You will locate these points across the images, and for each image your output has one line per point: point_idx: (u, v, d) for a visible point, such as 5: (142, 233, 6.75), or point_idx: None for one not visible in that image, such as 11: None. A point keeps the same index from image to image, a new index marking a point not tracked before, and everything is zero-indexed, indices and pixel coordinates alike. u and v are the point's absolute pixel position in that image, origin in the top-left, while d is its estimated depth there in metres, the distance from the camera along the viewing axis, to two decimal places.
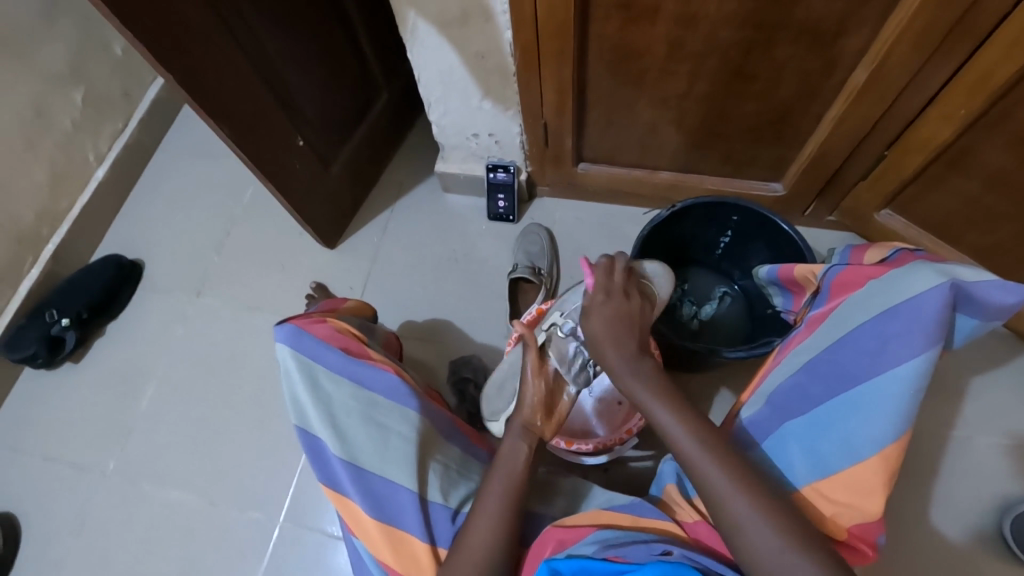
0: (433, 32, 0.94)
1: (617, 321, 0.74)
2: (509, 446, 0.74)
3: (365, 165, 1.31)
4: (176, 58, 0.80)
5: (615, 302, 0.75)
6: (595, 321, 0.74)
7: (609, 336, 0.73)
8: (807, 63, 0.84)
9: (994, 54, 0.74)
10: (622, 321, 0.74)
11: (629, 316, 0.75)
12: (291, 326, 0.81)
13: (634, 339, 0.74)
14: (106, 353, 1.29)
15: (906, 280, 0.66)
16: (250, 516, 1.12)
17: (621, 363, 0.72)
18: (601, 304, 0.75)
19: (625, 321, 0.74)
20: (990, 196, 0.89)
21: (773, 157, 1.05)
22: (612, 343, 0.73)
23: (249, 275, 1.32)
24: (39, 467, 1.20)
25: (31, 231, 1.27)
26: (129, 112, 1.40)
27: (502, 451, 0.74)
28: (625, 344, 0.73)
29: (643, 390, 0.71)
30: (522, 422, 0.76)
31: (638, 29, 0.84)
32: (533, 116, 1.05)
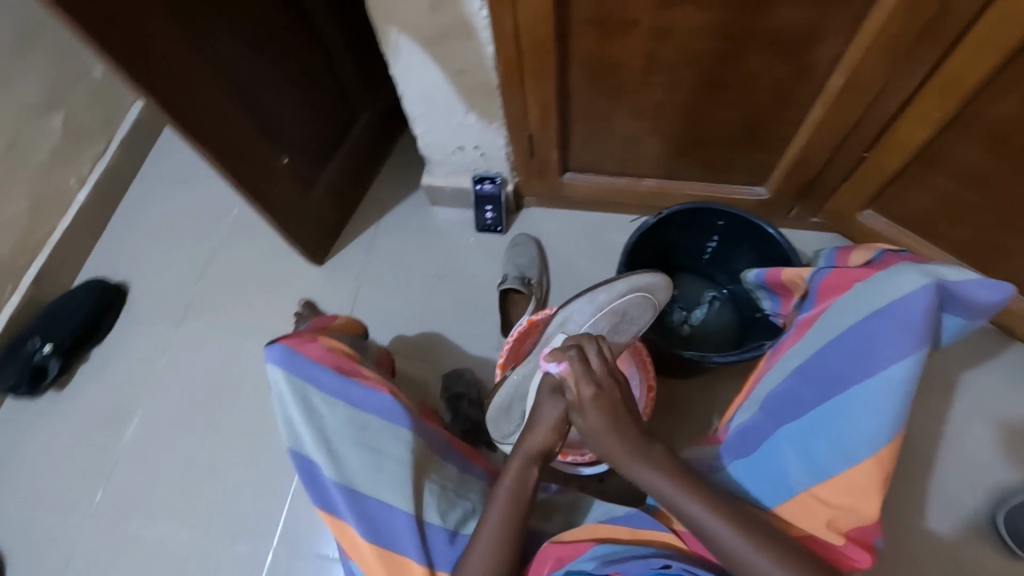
0: (414, 49, 0.94)
1: (611, 414, 0.66)
2: (516, 471, 0.70)
3: (351, 182, 1.30)
4: (156, 84, 0.80)
5: (604, 393, 0.66)
6: (590, 418, 0.66)
7: (609, 429, 0.66)
8: (784, 71, 0.86)
9: (962, 58, 0.75)
10: (615, 412, 0.66)
11: (615, 405, 0.66)
12: (282, 346, 0.79)
13: (637, 426, 0.67)
14: (91, 380, 1.26)
15: (891, 281, 0.66)
16: (244, 542, 1.10)
17: (624, 458, 0.66)
18: (593, 400, 0.65)
19: (618, 409, 0.66)
20: (968, 195, 0.91)
21: (757, 162, 1.05)
22: (612, 443, 0.66)
23: (237, 295, 1.31)
24: (24, 500, 1.17)
25: (12, 259, 1.25)
26: (110, 135, 1.39)
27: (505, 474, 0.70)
28: (626, 432, 0.66)
29: (653, 474, 0.66)
30: (537, 446, 0.70)
31: (617, 43, 0.85)
32: (517, 129, 1.05)
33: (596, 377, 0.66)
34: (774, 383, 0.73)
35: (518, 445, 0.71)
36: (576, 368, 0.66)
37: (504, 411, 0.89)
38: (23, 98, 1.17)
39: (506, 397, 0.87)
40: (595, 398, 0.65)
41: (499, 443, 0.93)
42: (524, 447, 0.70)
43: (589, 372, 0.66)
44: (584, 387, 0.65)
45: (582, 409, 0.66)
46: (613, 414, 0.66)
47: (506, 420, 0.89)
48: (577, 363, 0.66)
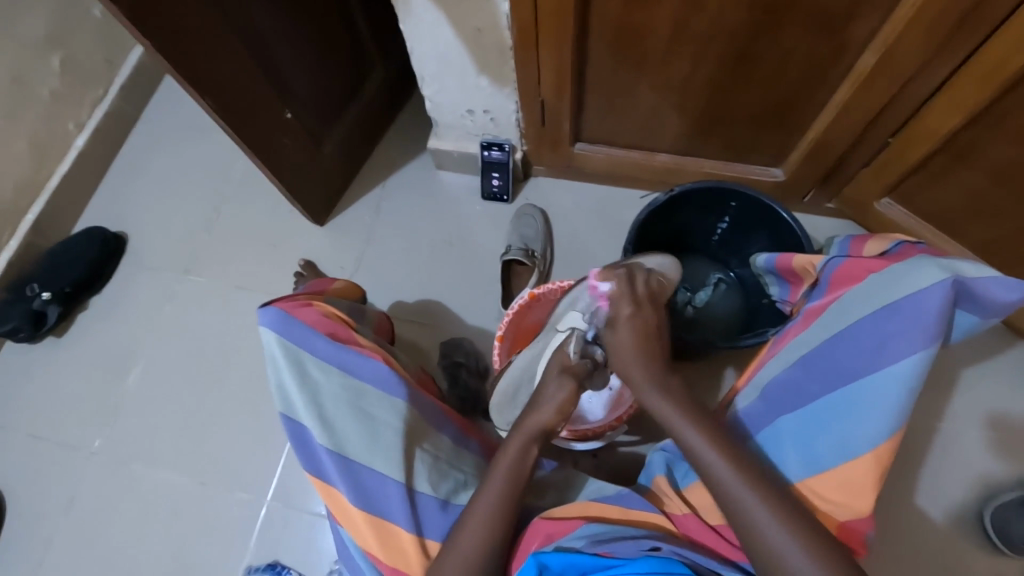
0: (427, 5, 0.90)
1: (644, 334, 0.69)
2: (517, 448, 0.69)
3: (356, 141, 1.27)
4: (156, 29, 0.76)
5: (642, 311, 0.70)
6: (622, 332, 0.69)
7: (635, 348, 0.68)
8: (815, 49, 0.81)
9: (1006, 42, 0.71)
10: (647, 334, 0.69)
11: (650, 329, 0.69)
12: (276, 311, 0.78)
13: (659, 357, 0.69)
14: (90, 329, 1.26)
15: (909, 275, 0.64)
16: (239, 496, 1.11)
17: (643, 381, 0.67)
18: (630, 318, 0.69)
19: (650, 330, 0.69)
20: (992, 190, 0.88)
21: (777, 142, 1.02)
22: (635, 364, 0.67)
23: (237, 252, 1.29)
24: (23, 442, 1.18)
25: (10, 203, 1.23)
26: (110, 79, 1.34)
27: (507, 449, 0.69)
28: (654, 360, 0.68)
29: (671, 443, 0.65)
30: (540, 425, 0.69)
31: (641, 8, 0.80)
32: (531, 96, 1.01)
33: (636, 295, 0.71)
34: (776, 372, 0.71)
35: (522, 423, 0.70)
36: (621, 287, 0.71)
37: (509, 397, 0.88)
38: (19, 35, 1.13)
39: (512, 381, 0.86)
40: (631, 316, 0.69)
41: (499, 429, 0.94)
42: (527, 425, 0.69)
43: (631, 293, 0.71)
44: (622, 319, 0.69)
45: (616, 322, 0.70)
46: (640, 333, 0.68)
47: (511, 405, 0.88)
48: (622, 283, 0.72)
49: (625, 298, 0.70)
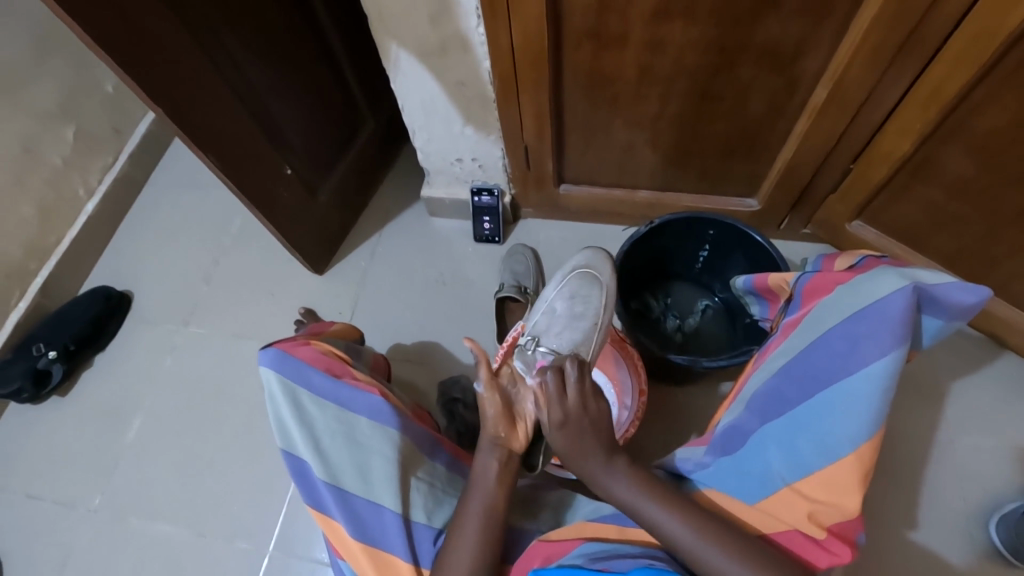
0: (414, 62, 0.98)
1: (577, 440, 0.71)
2: (483, 461, 0.75)
3: (353, 193, 1.34)
4: (166, 96, 0.84)
5: (570, 422, 0.71)
6: (556, 437, 0.72)
7: (574, 452, 0.71)
8: (769, 84, 0.89)
9: (941, 71, 0.78)
10: (582, 438, 0.71)
11: (584, 431, 0.71)
12: (274, 350, 0.81)
13: (601, 445, 0.71)
14: (92, 385, 1.28)
15: (873, 284, 0.68)
16: (239, 547, 1.10)
17: (595, 466, 0.70)
18: (559, 429, 0.71)
19: (584, 435, 0.71)
20: (950, 204, 0.94)
21: (747, 173, 1.09)
22: (580, 456, 0.71)
23: (238, 303, 1.33)
24: (22, 504, 1.18)
25: (19, 265, 1.28)
26: (119, 147, 1.43)
27: (474, 469, 0.74)
28: (592, 453, 0.71)
29: (625, 489, 0.69)
30: (490, 438, 0.76)
31: (608, 56, 0.88)
32: (514, 141, 1.09)
33: (566, 407, 0.71)
34: (760, 384, 0.75)
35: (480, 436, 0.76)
36: (551, 396, 0.72)
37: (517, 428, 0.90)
38: (37, 110, 1.22)
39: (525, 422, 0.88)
40: (558, 428, 0.71)
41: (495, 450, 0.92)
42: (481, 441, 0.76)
43: (561, 398, 0.72)
44: (553, 412, 0.72)
45: (548, 432, 0.72)
46: (575, 443, 0.71)
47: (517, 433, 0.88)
48: (552, 390, 0.72)
49: (552, 411, 0.71)
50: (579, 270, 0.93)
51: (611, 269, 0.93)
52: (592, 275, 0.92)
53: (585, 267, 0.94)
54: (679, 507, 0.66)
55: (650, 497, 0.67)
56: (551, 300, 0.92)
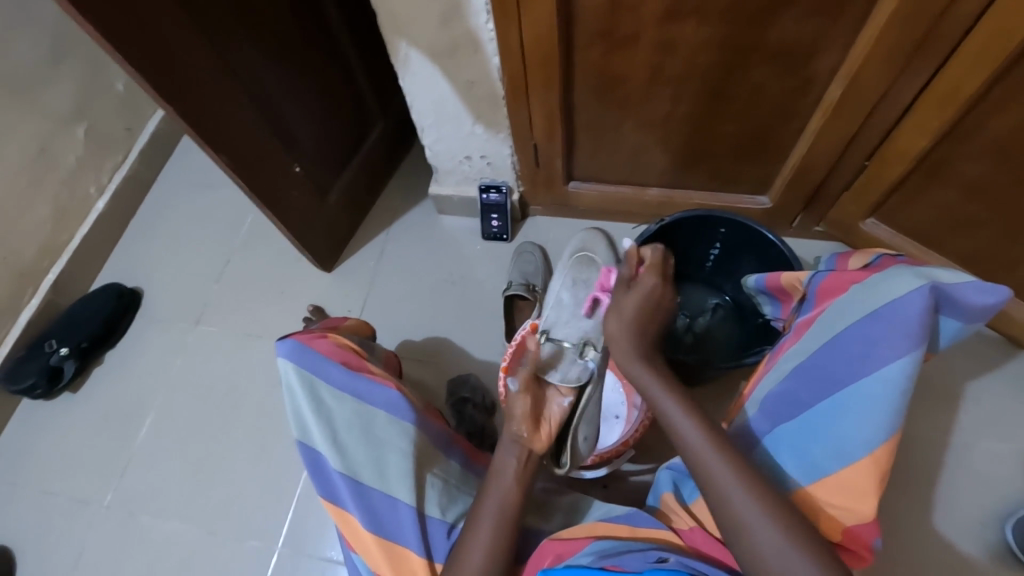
0: (424, 61, 0.98)
1: (649, 307, 0.78)
2: (505, 458, 0.76)
3: (362, 192, 1.34)
4: (178, 97, 0.84)
5: (658, 290, 0.78)
6: (632, 297, 0.77)
7: (636, 324, 0.76)
8: (783, 83, 0.88)
9: (958, 71, 0.77)
10: (652, 310, 0.77)
11: (656, 306, 0.78)
12: (292, 341, 0.81)
13: (654, 332, 0.78)
14: (104, 383, 1.29)
15: (888, 284, 0.66)
16: (250, 545, 1.11)
17: (632, 358, 0.75)
18: (645, 291, 0.78)
19: (653, 311, 0.78)
20: (967, 204, 0.92)
21: (760, 172, 1.07)
22: (635, 335, 0.76)
23: (248, 301, 1.33)
24: (36, 499, 1.19)
25: (33, 264, 1.29)
26: (129, 145, 1.43)
27: (494, 464, 0.76)
28: (646, 334, 0.77)
29: (656, 388, 0.72)
30: (516, 438, 0.77)
31: (620, 55, 0.87)
32: (524, 140, 1.08)
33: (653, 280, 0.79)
34: (772, 385, 0.74)
35: (501, 437, 0.78)
36: (655, 263, 0.80)
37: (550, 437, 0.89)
38: (49, 110, 1.23)
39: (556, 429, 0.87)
40: (643, 294, 0.77)
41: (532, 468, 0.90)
42: (505, 441, 0.78)
43: (659, 268, 0.80)
44: (647, 279, 0.78)
45: (630, 289, 0.78)
46: (646, 308, 0.77)
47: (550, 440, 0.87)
48: (659, 258, 0.81)
49: (654, 271, 0.79)
50: (578, 254, 0.95)
51: (607, 246, 0.95)
52: (589, 256, 0.94)
53: (582, 249, 0.96)
54: (709, 428, 0.67)
55: (678, 404, 0.70)
56: (557, 291, 0.91)
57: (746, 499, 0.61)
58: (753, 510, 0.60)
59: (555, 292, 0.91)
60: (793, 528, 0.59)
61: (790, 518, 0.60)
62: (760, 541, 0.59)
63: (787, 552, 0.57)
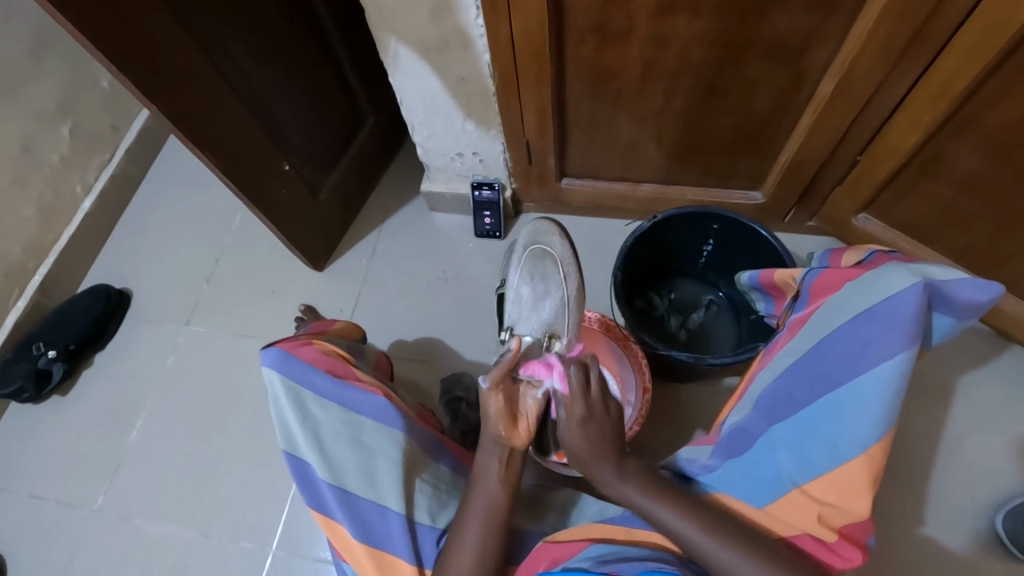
0: (413, 58, 0.96)
1: (597, 438, 0.70)
2: (484, 459, 0.72)
3: (353, 189, 1.32)
4: (162, 96, 0.82)
5: (594, 417, 0.70)
6: (575, 435, 0.71)
7: (589, 452, 0.70)
8: (777, 78, 0.87)
9: (950, 63, 0.76)
10: (601, 437, 0.70)
11: (604, 432, 0.71)
12: (277, 350, 0.80)
13: (613, 447, 0.71)
14: (94, 385, 1.28)
15: (882, 282, 0.66)
16: (243, 547, 1.10)
17: (604, 469, 0.70)
18: (581, 424, 0.70)
19: (604, 434, 0.70)
20: (959, 199, 0.92)
21: (753, 167, 1.07)
22: (594, 460, 0.70)
23: (238, 301, 1.32)
24: (26, 504, 1.18)
25: (18, 265, 1.27)
26: (116, 144, 1.41)
27: (476, 468, 0.73)
28: (608, 453, 0.70)
29: (633, 492, 0.69)
30: (496, 435, 0.72)
31: (612, 50, 0.86)
32: (515, 136, 1.07)
33: (589, 403, 0.71)
34: (768, 383, 0.74)
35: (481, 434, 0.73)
36: (577, 391, 0.70)
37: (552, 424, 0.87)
38: (32, 108, 1.20)
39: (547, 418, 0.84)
40: (581, 423, 0.70)
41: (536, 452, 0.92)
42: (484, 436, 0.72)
43: (586, 398, 0.70)
44: (577, 407, 0.70)
45: (567, 429, 0.71)
46: (594, 439, 0.70)
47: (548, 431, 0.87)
48: (578, 390, 0.70)
49: (579, 403, 0.70)
50: (531, 247, 0.88)
51: (561, 237, 0.84)
52: (540, 247, 0.86)
53: (535, 242, 0.88)
54: (692, 512, 0.66)
55: (662, 503, 0.67)
56: (516, 285, 0.89)
57: (742, 563, 0.61)
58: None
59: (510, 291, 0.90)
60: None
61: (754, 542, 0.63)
62: None
63: None
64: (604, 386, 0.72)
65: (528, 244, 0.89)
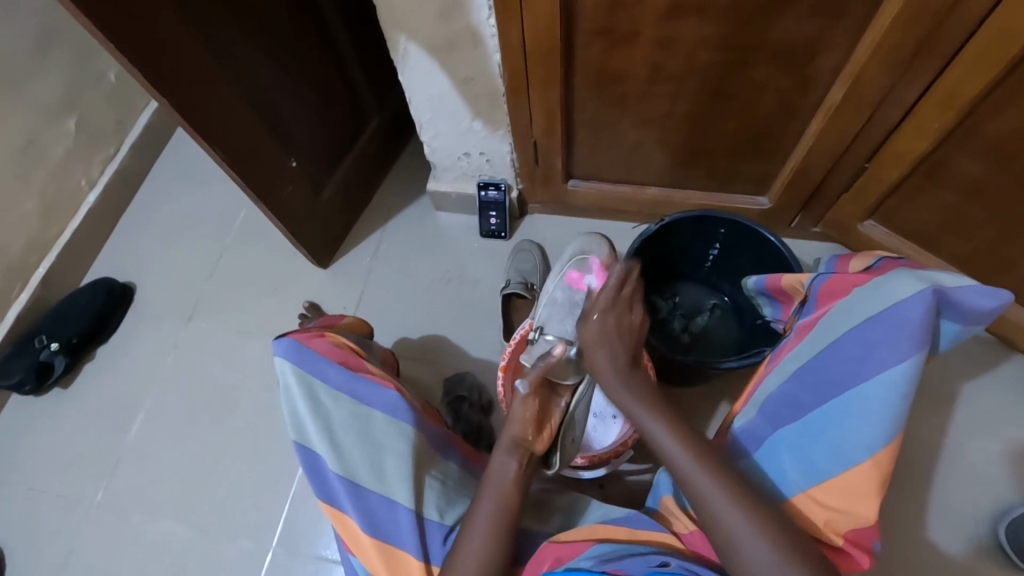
0: (422, 57, 0.97)
1: (612, 334, 0.71)
2: (498, 465, 0.74)
3: (358, 187, 1.32)
4: (170, 90, 0.82)
5: (614, 314, 0.71)
6: (592, 326, 0.72)
7: (603, 349, 0.71)
8: (785, 83, 0.88)
9: (959, 72, 0.77)
10: (618, 337, 0.71)
11: (621, 331, 0.71)
12: (290, 341, 0.80)
13: (627, 352, 0.71)
14: (95, 379, 1.27)
15: (890, 287, 0.66)
16: (243, 543, 1.10)
17: (610, 376, 0.71)
18: (599, 318, 0.71)
19: (621, 336, 0.71)
20: (965, 206, 0.92)
21: (759, 172, 1.07)
22: (604, 359, 0.71)
23: (241, 297, 1.32)
24: (26, 497, 1.18)
25: (21, 258, 1.27)
26: (121, 138, 1.41)
27: (490, 469, 0.74)
28: (620, 358, 0.71)
29: (637, 407, 0.71)
30: (514, 438, 0.75)
31: (620, 53, 0.87)
32: (522, 137, 1.07)
33: (609, 296, 0.72)
34: (773, 387, 0.74)
35: (500, 439, 0.77)
36: (602, 298, 0.72)
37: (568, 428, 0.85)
38: (38, 101, 1.20)
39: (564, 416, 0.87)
40: (602, 314, 0.71)
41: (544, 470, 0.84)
42: (503, 439, 0.76)
43: (613, 297, 0.72)
44: (599, 303, 0.72)
45: (586, 322, 0.73)
46: (609, 335, 0.71)
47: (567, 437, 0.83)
48: (605, 292, 0.72)
49: (600, 306, 0.72)
50: (578, 255, 0.87)
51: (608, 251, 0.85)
52: (586, 258, 0.86)
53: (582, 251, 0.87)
54: (691, 441, 0.67)
55: (663, 426, 0.69)
56: (552, 290, 0.87)
57: (732, 510, 0.62)
58: (742, 522, 0.61)
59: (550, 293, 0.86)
60: (780, 537, 0.59)
61: (778, 527, 0.60)
62: (736, 531, 0.61)
63: (767, 551, 0.59)
64: (632, 288, 0.73)
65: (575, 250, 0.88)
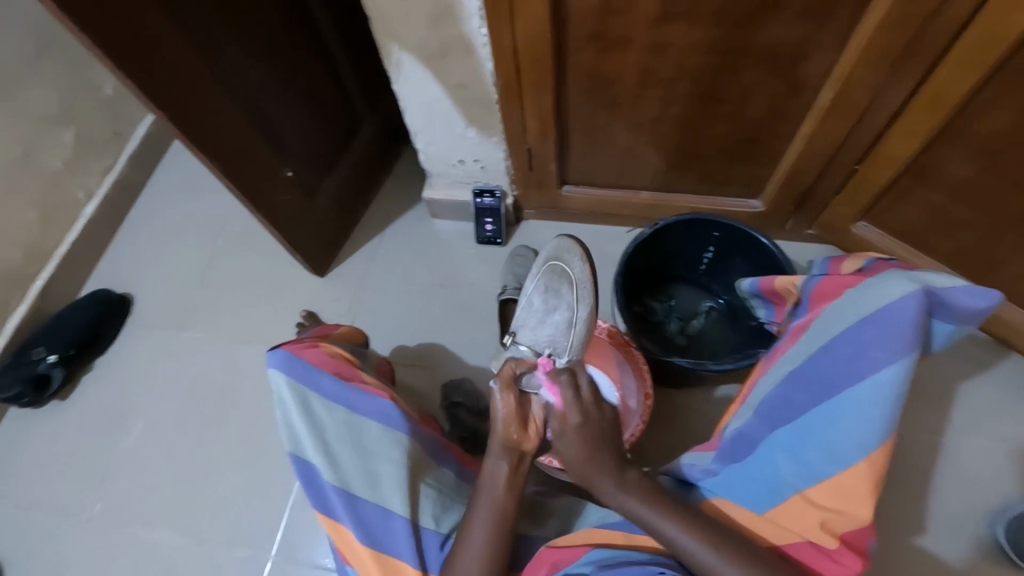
0: (415, 65, 0.97)
1: (592, 442, 0.71)
2: (492, 466, 0.73)
3: (354, 196, 1.33)
4: (164, 101, 0.83)
5: (589, 420, 0.72)
6: (570, 443, 0.71)
7: (586, 460, 0.70)
8: (774, 87, 0.88)
9: (946, 74, 0.77)
10: (596, 441, 0.71)
11: (597, 436, 0.71)
12: (283, 352, 0.81)
13: (611, 456, 0.71)
14: (92, 390, 1.27)
15: (882, 288, 0.66)
16: (241, 553, 1.09)
17: (603, 481, 0.70)
18: (576, 430, 0.71)
19: (598, 440, 0.71)
20: (955, 207, 0.93)
21: (751, 175, 1.08)
22: (591, 469, 0.70)
23: (238, 306, 1.32)
24: (23, 509, 1.17)
25: (18, 270, 1.27)
26: (118, 150, 1.42)
27: (484, 471, 0.73)
28: (606, 464, 0.70)
29: (636, 503, 0.68)
30: (502, 441, 0.74)
31: (611, 58, 0.87)
32: (516, 143, 1.08)
33: (583, 407, 0.72)
34: (769, 389, 0.74)
35: (489, 443, 0.75)
36: (569, 398, 0.72)
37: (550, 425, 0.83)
38: None
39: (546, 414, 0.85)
40: (578, 429, 0.72)
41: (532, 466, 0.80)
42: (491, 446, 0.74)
43: (578, 401, 0.72)
44: (573, 412, 0.72)
45: (562, 438, 0.72)
46: (591, 445, 0.71)
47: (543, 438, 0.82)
48: (569, 390, 0.72)
49: (572, 412, 0.72)
50: (551, 263, 0.86)
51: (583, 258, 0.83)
52: (560, 266, 0.84)
53: (555, 258, 0.86)
54: (696, 523, 0.65)
55: (668, 517, 0.66)
56: (530, 292, 0.87)
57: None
58: None
59: (523, 298, 0.88)
60: None
61: None
62: None
63: None
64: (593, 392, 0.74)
65: (548, 258, 0.88)
